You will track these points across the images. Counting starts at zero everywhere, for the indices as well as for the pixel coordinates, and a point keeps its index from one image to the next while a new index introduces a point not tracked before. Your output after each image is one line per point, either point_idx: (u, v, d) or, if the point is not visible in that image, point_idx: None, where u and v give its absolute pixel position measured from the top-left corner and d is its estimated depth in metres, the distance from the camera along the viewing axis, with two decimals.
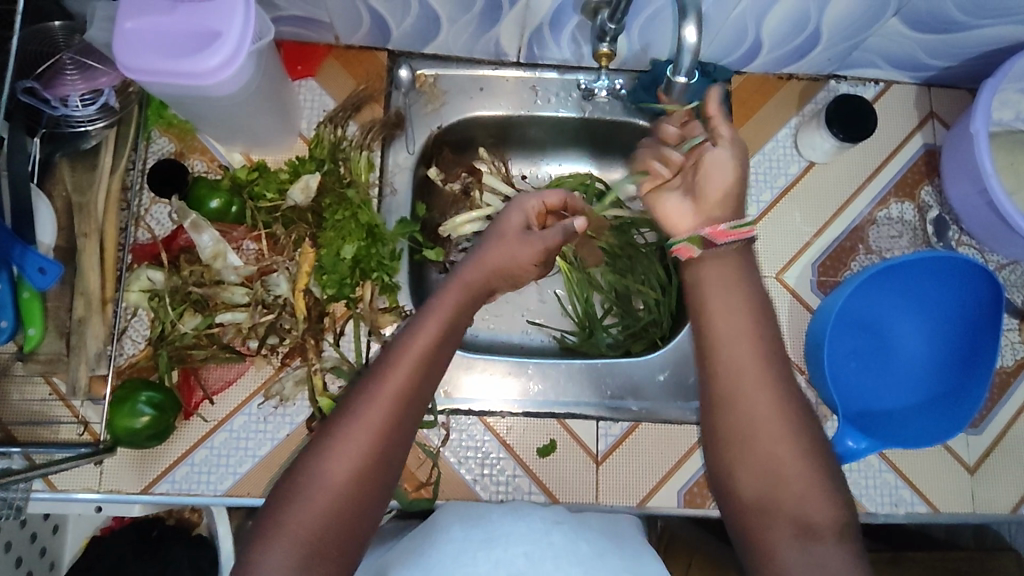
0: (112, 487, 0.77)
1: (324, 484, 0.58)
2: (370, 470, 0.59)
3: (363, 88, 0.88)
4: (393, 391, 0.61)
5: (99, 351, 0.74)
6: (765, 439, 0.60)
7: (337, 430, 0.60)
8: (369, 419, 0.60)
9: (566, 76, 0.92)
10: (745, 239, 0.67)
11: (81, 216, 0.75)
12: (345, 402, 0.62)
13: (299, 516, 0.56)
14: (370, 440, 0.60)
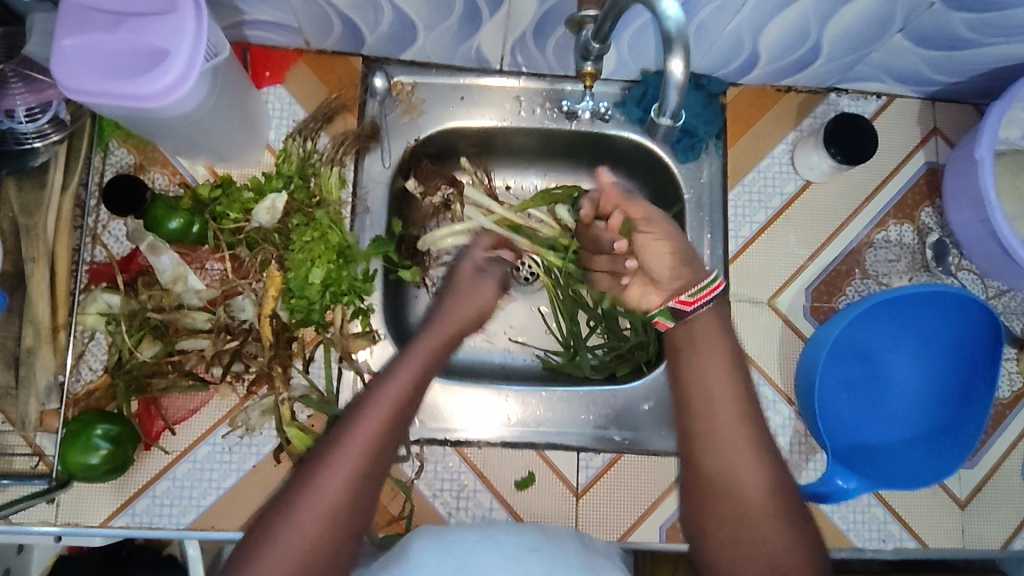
0: (69, 520, 0.72)
1: (302, 532, 0.56)
2: (349, 517, 0.58)
3: (335, 96, 0.83)
4: (373, 440, 0.62)
5: (50, 382, 0.70)
6: (741, 474, 0.64)
7: (318, 476, 0.59)
8: (350, 467, 0.60)
9: (552, 86, 0.87)
10: (710, 301, 0.71)
11: (29, 237, 0.71)
12: (325, 448, 0.61)
13: (275, 564, 0.55)
14: (350, 487, 0.59)
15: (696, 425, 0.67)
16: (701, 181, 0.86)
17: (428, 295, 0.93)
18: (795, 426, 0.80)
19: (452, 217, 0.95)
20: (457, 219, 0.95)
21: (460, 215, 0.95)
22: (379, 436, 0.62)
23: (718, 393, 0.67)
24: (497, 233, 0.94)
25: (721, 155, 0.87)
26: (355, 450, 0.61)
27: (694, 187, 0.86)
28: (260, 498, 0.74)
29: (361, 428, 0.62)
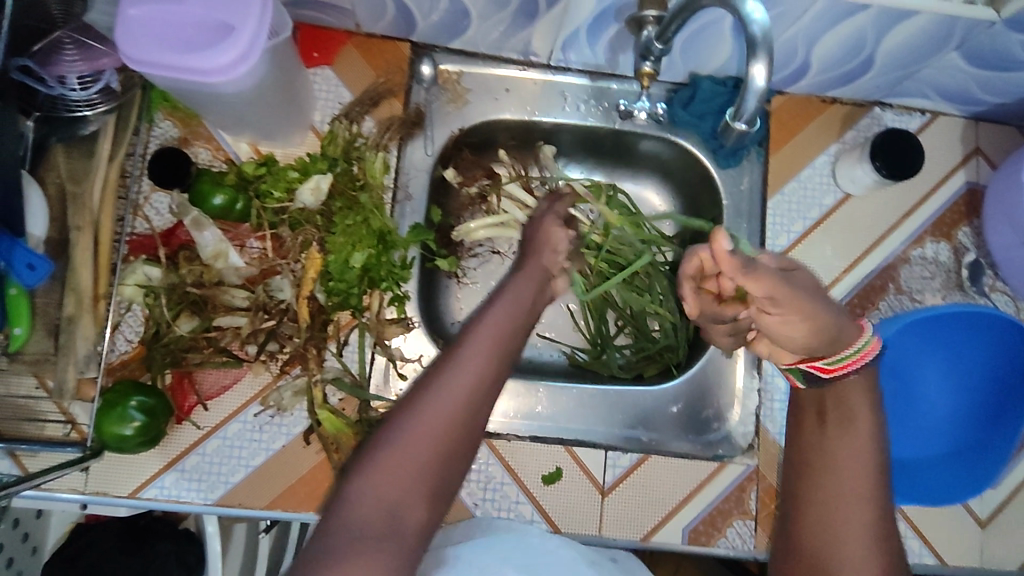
0: (97, 490, 0.72)
1: (421, 443, 0.52)
2: (469, 430, 0.54)
3: (382, 81, 0.82)
4: (494, 350, 0.57)
5: (88, 352, 0.69)
6: (847, 528, 0.57)
7: (436, 386, 0.54)
8: (471, 377, 0.55)
9: (598, 83, 0.87)
10: (856, 368, 0.61)
11: (75, 205, 0.70)
12: (445, 358, 0.57)
13: (391, 473, 0.51)
14: (469, 400, 0.54)
15: (809, 465, 0.61)
16: (741, 188, 0.86)
17: (459, 286, 0.94)
18: None
19: (487, 209, 0.96)
20: (491, 213, 0.95)
21: (496, 208, 0.95)
22: (500, 350, 0.58)
23: (858, 434, 0.60)
24: None
25: (763, 163, 0.87)
26: (476, 361, 0.56)
27: (734, 193, 0.86)
28: (289, 478, 0.74)
29: (480, 339, 0.58)
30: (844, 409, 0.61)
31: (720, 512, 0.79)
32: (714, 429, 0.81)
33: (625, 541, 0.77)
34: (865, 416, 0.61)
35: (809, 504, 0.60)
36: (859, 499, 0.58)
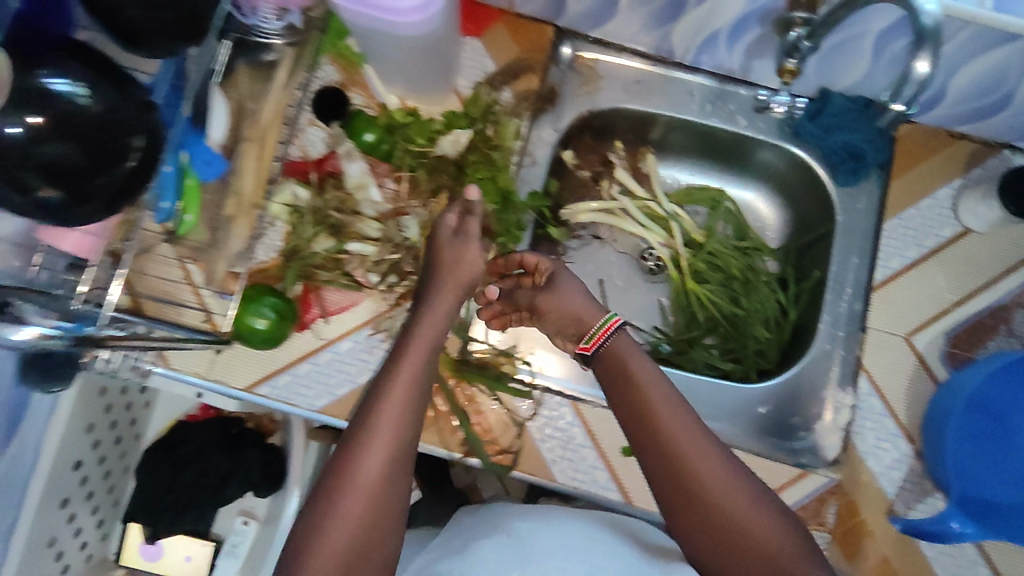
0: (219, 378, 0.79)
1: (354, 507, 0.60)
2: (395, 483, 0.62)
3: (526, 57, 0.87)
4: (402, 406, 0.65)
5: (240, 252, 0.75)
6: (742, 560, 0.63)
7: (361, 455, 0.61)
8: (391, 425, 0.63)
9: (725, 87, 0.89)
10: (609, 336, 0.76)
11: (249, 122, 0.74)
12: (365, 421, 0.63)
13: (339, 533, 0.59)
14: (386, 467, 0.62)
15: (660, 438, 0.67)
16: (857, 208, 0.87)
17: None
18: (911, 465, 0.80)
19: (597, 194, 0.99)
20: (601, 198, 0.98)
21: (609, 194, 0.98)
22: (404, 400, 0.65)
23: (655, 405, 0.68)
24: (638, 219, 0.97)
25: (882, 186, 0.87)
26: (390, 419, 0.64)
27: (850, 213, 0.87)
28: None
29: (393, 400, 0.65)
30: (634, 389, 0.70)
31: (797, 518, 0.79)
32: (801, 436, 0.83)
33: None
34: (660, 396, 0.69)
35: (667, 476, 0.66)
36: (699, 452, 0.66)
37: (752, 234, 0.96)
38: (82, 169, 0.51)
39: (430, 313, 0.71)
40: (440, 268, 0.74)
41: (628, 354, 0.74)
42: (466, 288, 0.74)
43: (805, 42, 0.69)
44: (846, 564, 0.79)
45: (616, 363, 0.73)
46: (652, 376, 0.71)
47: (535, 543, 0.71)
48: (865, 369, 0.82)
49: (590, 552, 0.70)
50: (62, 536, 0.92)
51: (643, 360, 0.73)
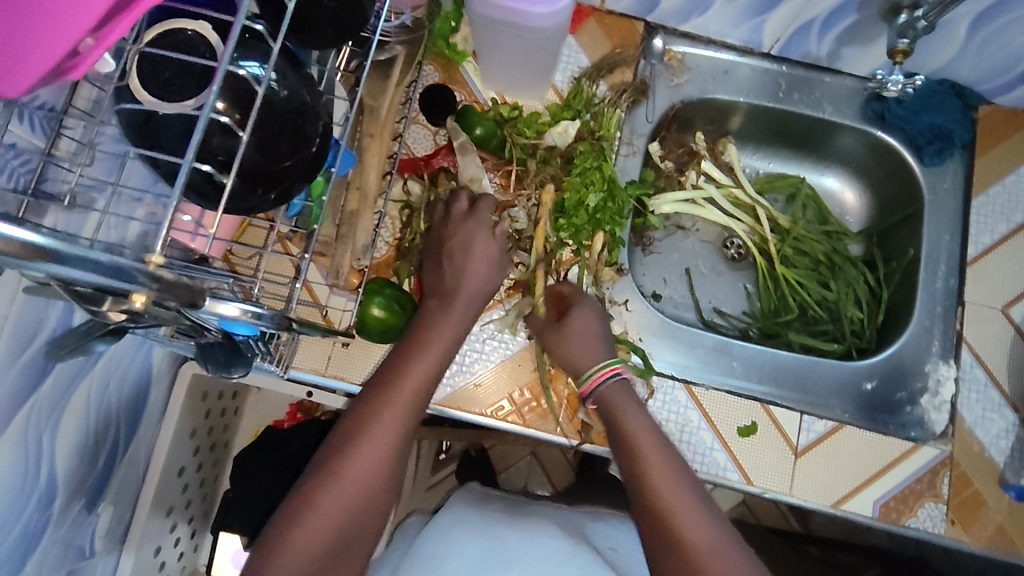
0: (336, 373, 0.80)
1: (334, 507, 0.58)
2: (379, 491, 0.61)
3: (619, 51, 0.89)
4: (401, 415, 0.63)
5: (365, 244, 0.76)
6: None
7: (350, 456, 0.60)
8: (367, 471, 0.60)
9: (811, 74, 0.92)
10: (602, 382, 0.74)
11: (369, 117, 0.76)
12: (358, 423, 0.62)
13: (314, 529, 0.57)
14: (349, 511, 0.58)
15: (647, 486, 0.64)
16: (944, 187, 0.90)
17: (644, 255, 0.99)
18: (1019, 434, 0.82)
19: (682, 184, 1.00)
20: (684, 188, 0.99)
21: (692, 183, 1.00)
22: (383, 447, 0.61)
23: (648, 454, 0.66)
24: (723, 206, 1.00)
25: (967, 165, 0.90)
26: (387, 425, 0.62)
27: (937, 191, 0.90)
28: (508, 388, 0.81)
29: (394, 405, 0.63)
30: (626, 439, 0.68)
31: (912, 492, 0.79)
32: (908, 411, 0.83)
33: (816, 504, 0.79)
34: (653, 446, 0.67)
35: (651, 521, 0.62)
36: (688, 507, 0.62)
37: (834, 219, 0.99)
38: (260, 162, 0.51)
39: (449, 320, 0.72)
40: (469, 273, 0.75)
41: (626, 406, 0.72)
42: (482, 299, 0.76)
43: (922, 21, 0.72)
44: (965, 534, 0.79)
45: (609, 410, 0.72)
46: (642, 425, 0.69)
47: (516, 553, 0.71)
48: (966, 342, 0.85)
49: (566, 567, 0.70)
50: (165, 545, 0.91)
51: (637, 410, 0.72)
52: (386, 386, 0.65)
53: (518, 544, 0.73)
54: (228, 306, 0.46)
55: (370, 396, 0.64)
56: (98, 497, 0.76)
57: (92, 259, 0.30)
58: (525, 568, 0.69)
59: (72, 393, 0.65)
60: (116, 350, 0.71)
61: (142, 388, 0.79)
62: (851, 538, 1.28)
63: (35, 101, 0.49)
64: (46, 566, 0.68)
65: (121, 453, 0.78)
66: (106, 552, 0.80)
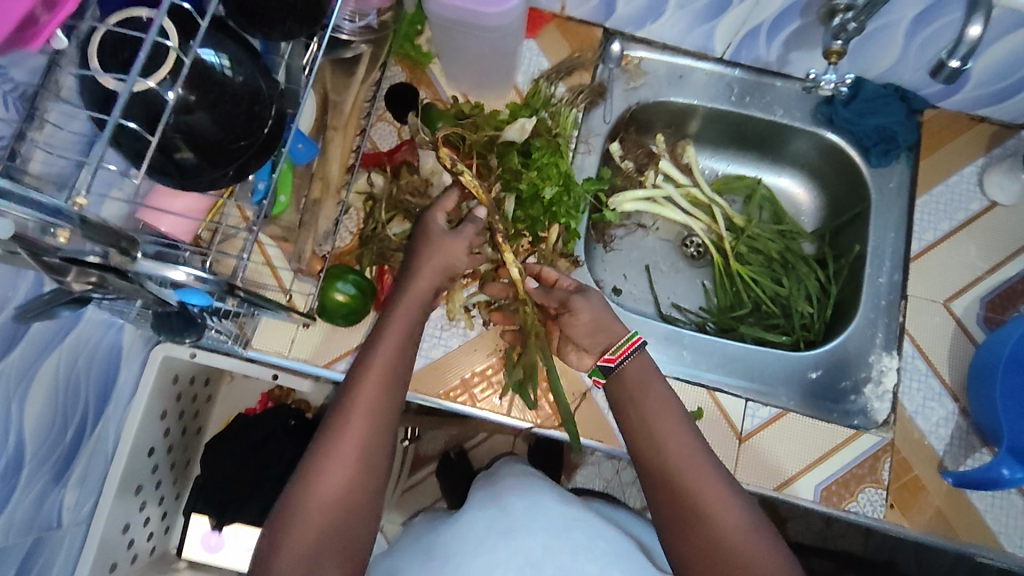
0: (299, 356, 0.82)
1: (315, 521, 0.60)
2: (357, 499, 0.63)
3: (577, 55, 0.94)
4: (366, 424, 0.65)
5: (326, 230, 0.81)
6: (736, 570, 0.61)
7: (322, 471, 0.62)
8: (354, 447, 0.64)
9: (761, 79, 0.97)
10: (631, 354, 0.74)
11: (333, 111, 0.82)
12: (327, 438, 0.64)
13: (301, 544, 0.59)
14: (347, 487, 0.62)
15: (665, 460, 0.67)
16: (890, 186, 0.94)
17: (605, 251, 1.02)
18: (958, 423, 0.84)
19: (641, 184, 1.04)
20: (644, 186, 1.03)
21: (651, 183, 1.04)
22: (367, 425, 0.65)
23: (660, 423, 0.69)
24: (682, 205, 1.04)
25: (912, 166, 0.94)
26: (353, 436, 0.64)
27: (883, 190, 0.93)
28: (463, 371, 0.84)
29: (360, 413, 0.65)
30: (641, 411, 0.71)
31: (853, 476, 0.82)
32: (852, 399, 0.87)
33: (759, 489, 0.82)
34: (669, 417, 0.70)
35: (665, 493, 0.66)
36: (703, 472, 0.66)
37: (789, 218, 1.02)
38: (217, 139, 0.55)
39: (394, 323, 0.72)
40: (427, 256, 0.75)
41: (645, 377, 0.73)
42: (444, 276, 0.76)
43: (852, 24, 0.77)
44: (905, 519, 0.81)
45: (635, 385, 0.73)
46: (665, 400, 0.71)
47: (522, 518, 0.70)
48: (908, 334, 0.88)
49: (570, 529, 0.68)
50: (134, 524, 0.93)
51: (662, 386, 0.73)
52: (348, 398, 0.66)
53: (520, 509, 0.71)
54: (175, 270, 0.50)
55: (337, 411, 0.66)
56: (65, 470, 0.78)
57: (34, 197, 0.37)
58: (531, 531, 0.68)
59: (41, 362, 0.68)
60: (84, 326, 0.75)
61: (110, 366, 0.83)
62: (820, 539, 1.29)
63: (7, 84, 0.53)
64: (13, 529, 0.70)
65: (89, 428, 0.81)
66: (73, 524, 0.83)
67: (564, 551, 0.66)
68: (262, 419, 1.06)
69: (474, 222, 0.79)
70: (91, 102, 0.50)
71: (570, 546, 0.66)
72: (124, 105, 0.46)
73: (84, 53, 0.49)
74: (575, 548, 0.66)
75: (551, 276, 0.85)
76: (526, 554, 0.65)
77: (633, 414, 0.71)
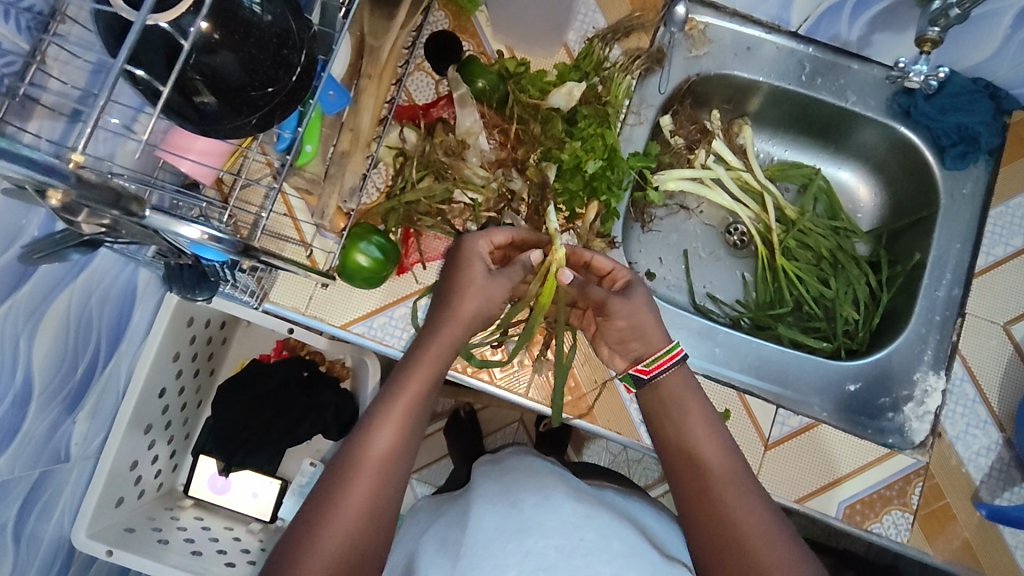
0: (315, 314, 0.79)
1: (346, 517, 0.58)
2: (407, 451, 0.63)
3: (638, 14, 0.85)
4: (402, 420, 0.64)
5: (353, 187, 0.77)
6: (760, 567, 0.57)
7: (375, 435, 0.62)
8: (401, 416, 0.64)
9: (836, 60, 0.88)
10: (668, 368, 0.70)
11: (369, 58, 0.75)
12: (365, 429, 0.63)
13: (332, 537, 0.57)
14: (393, 456, 0.62)
15: (707, 479, 0.63)
16: (963, 192, 0.86)
17: (642, 231, 0.97)
18: (1001, 454, 0.79)
19: (690, 163, 0.97)
20: (692, 165, 0.96)
21: (701, 164, 0.96)
22: (419, 394, 0.65)
23: (702, 447, 0.66)
24: (730, 190, 0.97)
25: (991, 173, 0.86)
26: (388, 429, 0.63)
27: (954, 196, 0.86)
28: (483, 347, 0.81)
29: (401, 410, 0.64)
30: (682, 429, 0.67)
31: (880, 497, 0.78)
32: (889, 417, 0.83)
33: (780, 498, 0.79)
34: (711, 443, 0.66)
35: (700, 514, 0.62)
36: (742, 497, 0.62)
37: (846, 215, 0.95)
38: (239, 83, 0.50)
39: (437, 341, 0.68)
40: (465, 298, 0.69)
41: (683, 392, 0.70)
42: (476, 325, 0.70)
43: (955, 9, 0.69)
44: (929, 546, 0.77)
45: (671, 400, 0.70)
46: (704, 420, 0.68)
47: (533, 518, 0.67)
48: (960, 354, 0.82)
49: (584, 529, 0.66)
50: (143, 461, 0.93)
51: (701, 398, 0.70)
52: (389, 392, 0.65)
53: (534, 510, 0.68)
54: (189, 227, 0.46)
55: (373, 407, 0.65)
56: (75, 406, 0.77)
57: (24, 153, 0.34)
58: (542, 532, 0.65)
59: (51, 301, 0.65)
60: (98, 265, 0.72)
61: (123, 307, 0.80)
62: (822, 539, 1.26)
63: (21, 1, 0.49)
64: (21, 461, 0.70)
65: (100, 366, 0.80)
66: (81, 458, 0.83)
67: (578, 553, 0.62)
68: (275, 367, 1.06)
69: (522, 263, 0.75)
70: (106, 36, 0.45)
71: (582, 548, 0.63)
72: (134, 42, 0.41)
73: None
74: (590, 550, 0.63)
75: (602, 265, 0.77)
76: (538, 557, 0.62)
77: (659, 420, 0.70)
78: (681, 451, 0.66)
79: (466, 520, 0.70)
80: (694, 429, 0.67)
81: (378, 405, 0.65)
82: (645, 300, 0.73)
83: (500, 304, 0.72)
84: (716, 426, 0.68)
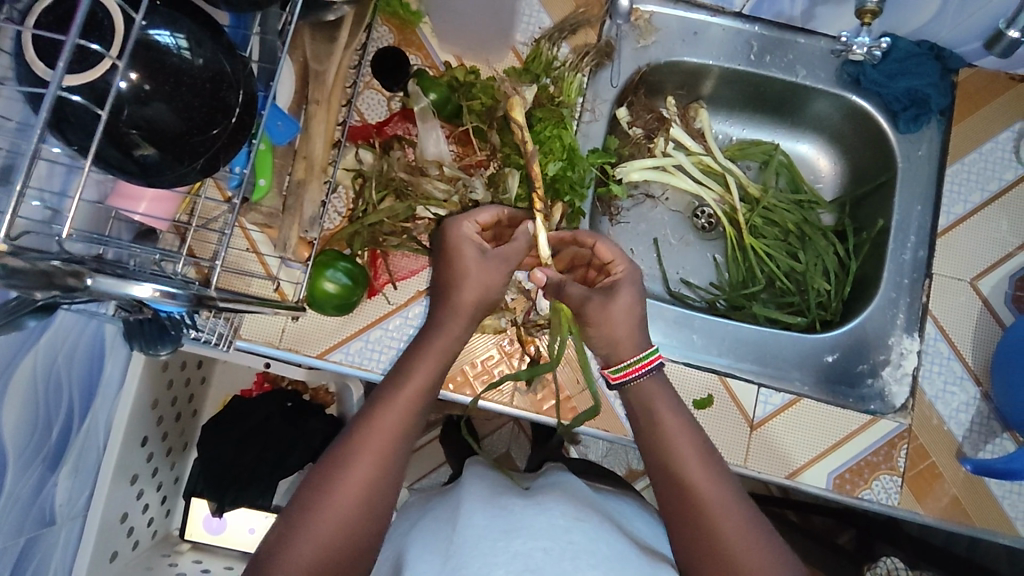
0: (291, 346, 0.78)
1: (325, 527, 0.55)
2: (398, 455, 0.60)
3: (582, 10, 0.85)
4: (394, 424, 0.61)
5: (313, 216, 0.75)
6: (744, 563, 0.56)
7: (365, 437, 0.59)
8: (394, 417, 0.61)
9: (783, 36, 0.89)
10: (644, 372, 0.68)
11: (315, 83, 0.74)
12: (350, 435, 0.60)
13: (310, 549, 0.54)
14: (379, 460, 0.59)
15: (684, 480, 0.61)
16: (918, 155, 0.87)
17: (611, 224, 0.96)
18: (980, 407, 0.81)
19: (651, 151, 0.96)
20: (654, 154, 0.96)
21: (663, 151, 0.96)
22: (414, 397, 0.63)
23: (681, 446, 0.64)
24: (693, 174, 0.97)
25: (944, 132, 0.87)
26: (377, 437, 0.59)
27: (911, 159, 0.87)
28: (462, 360, 0.81)
29: (391, 413, 0.61)
30: (659, 431, 0.65)
31: (868, 464, 0.79)
32: (869, 383, 0.84)
33: (771, 476, 0.80)
34: (692, 441, 0.64)
35: (683, 516, 0.60)
36: (723, 501, 0.60)
37: (808, 187, 0.96)
38: (178, 132, 0.49)
39: (432, 348, 0.66)
40: (465, 285, 0.68)
41: (658, 396, 0.68)
42: (480, 310, 0.69)
43: None
44: (919, 506, 0.79)
45: (645, 403, 0.68)
46: (682, 424, 0.66)
47: (517, 520, 0.66)
48: (931, 314, 0.83)
49: (572, 532, 0.65)
50: (132, 513, 0.92)
51: (675, 401, 0.68)
52: (380, 398, 0.62)
53: (523, 511, 0.68)
54: (140, 286, 0.43)
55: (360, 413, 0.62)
56: (57, 464, 0.76)
57: None
58: (532, 533, 0.64)
59: (13, 368, 0.64)
60: (61, 322, 0.70)
61: (94, 359, 0.78)
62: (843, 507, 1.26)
63: None
64: (4, 531, 0.68)
65: (75, 426, 0.78)
66: (68, 519, 0.80)
67: (566, 556, 0.61)
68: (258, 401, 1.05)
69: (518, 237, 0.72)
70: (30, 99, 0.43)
71: (571, 551, 0.62)
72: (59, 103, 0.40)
73: (16, 44, 0.42)
74: (577, 553, 0.62)
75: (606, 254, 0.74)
76: (525, 558, 0.60)
77: (641, 422, 0.67)
78: (660, 452, 0.64)
79: (450, 519, 0.69)
80: (672, 429, 0.65)
81: (368, 409, 0.62)
82: (633, 300, 0.71)
83: (500, 283, 0.69)
84: (694, 427, 0.66)
